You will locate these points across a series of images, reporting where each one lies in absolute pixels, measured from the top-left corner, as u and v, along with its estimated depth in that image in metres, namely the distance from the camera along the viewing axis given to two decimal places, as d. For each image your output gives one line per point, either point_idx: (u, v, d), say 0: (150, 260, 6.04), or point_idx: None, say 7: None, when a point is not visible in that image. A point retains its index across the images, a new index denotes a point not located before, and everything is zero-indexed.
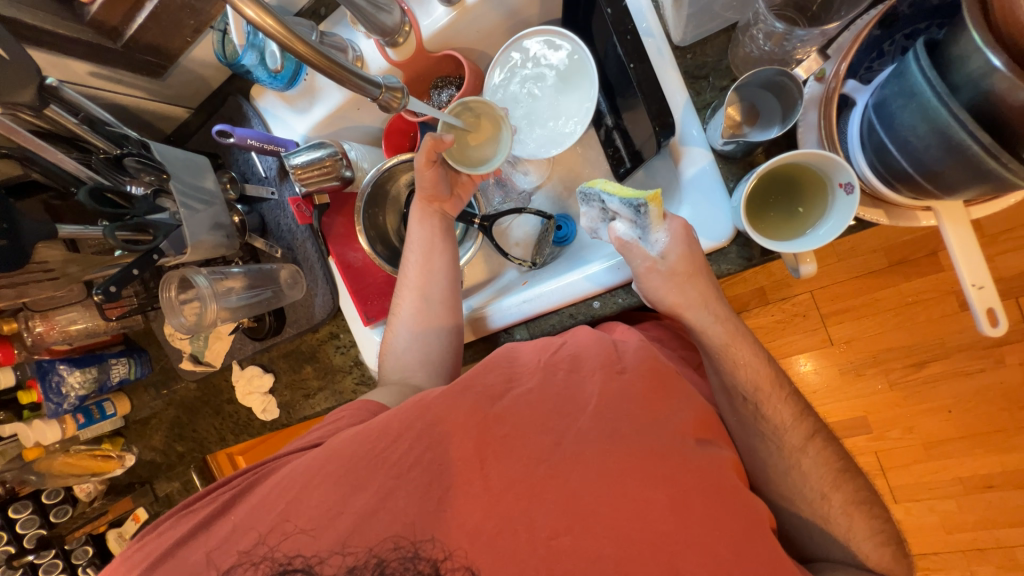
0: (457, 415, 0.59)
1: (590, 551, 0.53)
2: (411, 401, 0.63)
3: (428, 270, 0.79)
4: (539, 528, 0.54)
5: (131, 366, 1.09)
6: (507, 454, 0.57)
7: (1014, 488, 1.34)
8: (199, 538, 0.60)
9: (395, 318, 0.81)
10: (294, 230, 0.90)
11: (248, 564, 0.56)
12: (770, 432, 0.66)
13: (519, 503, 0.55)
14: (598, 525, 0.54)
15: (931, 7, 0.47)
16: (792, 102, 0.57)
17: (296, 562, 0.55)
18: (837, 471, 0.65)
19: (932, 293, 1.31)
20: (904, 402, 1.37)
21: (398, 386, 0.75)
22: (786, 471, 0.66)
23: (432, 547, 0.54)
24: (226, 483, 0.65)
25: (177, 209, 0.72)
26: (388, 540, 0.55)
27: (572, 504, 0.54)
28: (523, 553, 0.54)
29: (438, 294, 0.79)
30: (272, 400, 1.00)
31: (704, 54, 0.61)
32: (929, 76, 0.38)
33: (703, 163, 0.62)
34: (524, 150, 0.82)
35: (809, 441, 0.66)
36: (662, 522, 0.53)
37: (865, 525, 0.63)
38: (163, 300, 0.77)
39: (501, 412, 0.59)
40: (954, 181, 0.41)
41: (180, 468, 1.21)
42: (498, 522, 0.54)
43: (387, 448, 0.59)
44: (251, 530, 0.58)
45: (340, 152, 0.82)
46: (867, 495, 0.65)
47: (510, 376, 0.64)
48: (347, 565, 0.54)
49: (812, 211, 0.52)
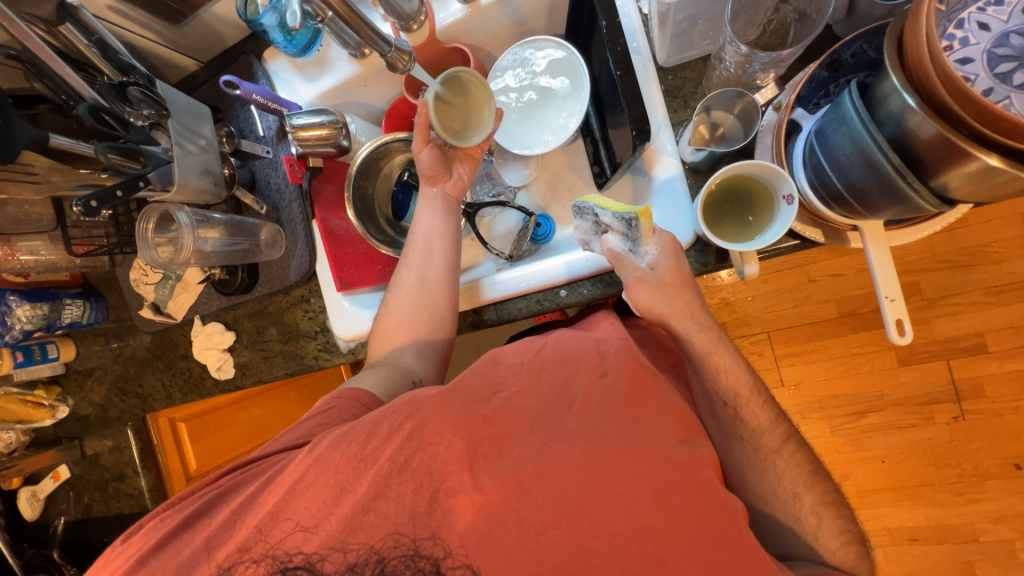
0: (445, 416, 0.59)
1: (578, 544, 0.54)
2: (400, 401, 0.63)
3: (427, 251, 0.81)
4: (528, 523, 0.55)
5: (85, 309, 1.05)
6: (497, 454, 0.57)
7: (935, 543, 1.41)
8: (169, 551, 0.61)
9: (391, 298, 0.81)
10: (282, 190, 0.92)
11: (250, 563, 0.57)
12: (748, 435, 0.71)
13: (509, 501, 0.56)
14: (586, 521, 0.55)
15: (869, 60, 0.55)
16: (752, 120, 0.65)
17: (297, 560, 0.57)
18: (809, 473, 0.71)
19: (874, 347, 1.41)
20: (843, 449, 1.45)
21: (388, 367, 0.77)
22: (763, 470, 0.70)
23: (432, 545, 0.56)
24: (207, 483, 0.67)
25: (171, 146, 0.74)
26: (390, 539, 0.56)
27: (562, 500, 0.55)
28: (512, 548, 0.55)
29: (433, 277, 0.80)
30: (229, 358, 0.99)
31: (684, 76, 0.69)
32: (856, 107, 0.45)
33: (672, 172, 0.69)
34: (516, 145, 0.88)
35: (783, 444, 0.71)
36: (647, 516, 0.55)
37: (832, 521, 0.70)
38: (139, 231, 0.77)
39: (490, 414, 0.60)
40: (874, 199, 0.47)
41: (116, 425, 1.15)
42: (489, 520, 0.55)
43: (377, 445, 0.59)
44: (234, 540, 0.59)
45: (342, 121, 0.85)
46: (834, 497, 0.71)
47: (496, 381, 0.64)
48: (348, 563, 0.56)
49: (760, 220, 0.59)
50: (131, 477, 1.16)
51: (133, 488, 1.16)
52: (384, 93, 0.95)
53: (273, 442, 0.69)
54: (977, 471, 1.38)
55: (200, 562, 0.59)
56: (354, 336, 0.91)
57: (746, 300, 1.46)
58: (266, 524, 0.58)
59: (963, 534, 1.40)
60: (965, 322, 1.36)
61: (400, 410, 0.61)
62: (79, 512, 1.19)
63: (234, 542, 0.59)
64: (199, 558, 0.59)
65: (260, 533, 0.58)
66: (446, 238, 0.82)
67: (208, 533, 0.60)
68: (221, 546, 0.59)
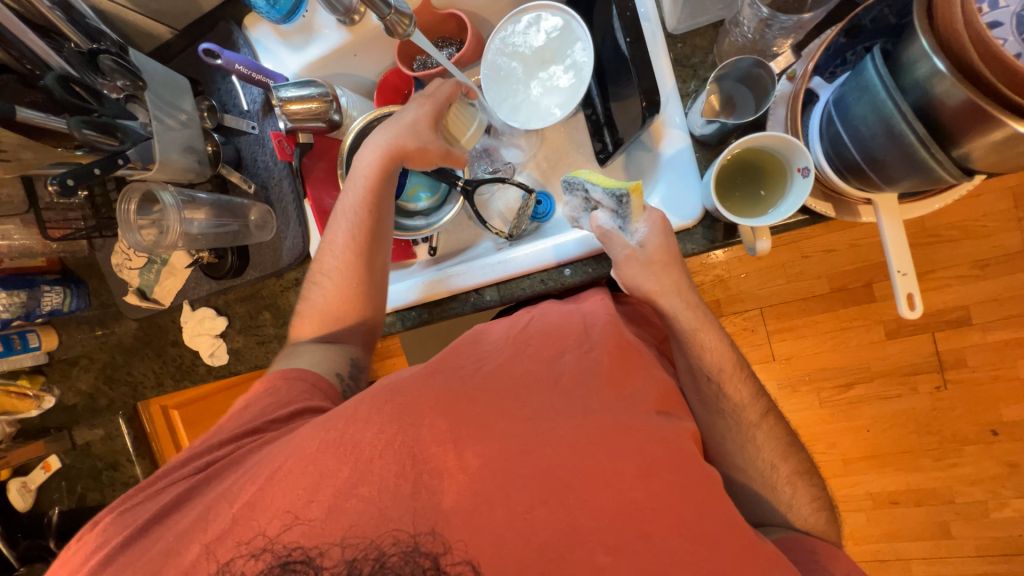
0: (426, 398, 0.56)
1: (565, 522, 0.50)
2: (378, 385, 0.59)
3: (369, 238, 0.76)
4: (515, 503, 0.51)
5: (66, 297, 1.00)
6: (480, 431, 0.54)
7: (914, 505, 1.48)
8: (134, 548, 0.57)
9: (320, 279, 0.78)
10: (271, 168, 0.88)
11: (248, 557, 0.52)
12: (729, 410, 0.69)
13: (495, 478, 0.52)
14: (572, 498, 0.51)
15: (890, 25, 0.53)
16: (764, 91, 0.62)
17: (296, 554, 0.51)
18: (785, 444, 0.70)
19: (864, 320, 1.44)
20: (831, 419, 1.49)
21: (320, 348, 0.76)
22: (743, 444, 0.69)
23: (432, 540, 0.51)
24: (182, 466, 0.61)
25: (149, 121, 0.70)
26: (388, 532, 0.51)
27: (548, 478, 0.51)
28: (499, 528, 0.51)
29: (377, 264, 0.77)
30: (222, 344, 0.96)
31: (694, 44, 0.67)
32: (881, 74, 0.43)
33: (681, 145, 0.67)
34: (516, 119, 0.84)
35: (761, 418, 0.70)
36: (632, 491, 0.51)
37: (805, 491, 0.68)
38: (121, 213, 0.73)
39: (470, 394, 0.56)
40: (893, 172, 0.47)
41: (108, 415, 1.12)
42: (476, 500, 0.51)
43: (355, 429, 0.54)
44: (205, 530, 0.54)
45: (332, 94, 0.81)
46: (809, 465, 0.70)
47: (478, 358, 0.61)
48: (347, 558, 0.50)
49: (773, 194, 0.58)
50: (125, 465, 1.14)
51: (129, 476, 1.14)
52: (377, 63, 0.90)
53: (217, 433, 0.64)
54: (957, 438, 1.44)
55: (192, 540, 0.54)
56: None
57: (739, 277, 1.47)
58: (245, 512, 0.53)
59: (940, 497, 1.46)
60: (952, 295, 1.39)
61: (379, 396, 0.56)
62: (74, 501, 1.17)
63: (214, 529, 0.54)
64: (171, 552, 0.54)
65: (239, 522, 0.53)
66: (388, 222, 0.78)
67: (181, 505, 0.57)
68: (198, 535, 0.54)
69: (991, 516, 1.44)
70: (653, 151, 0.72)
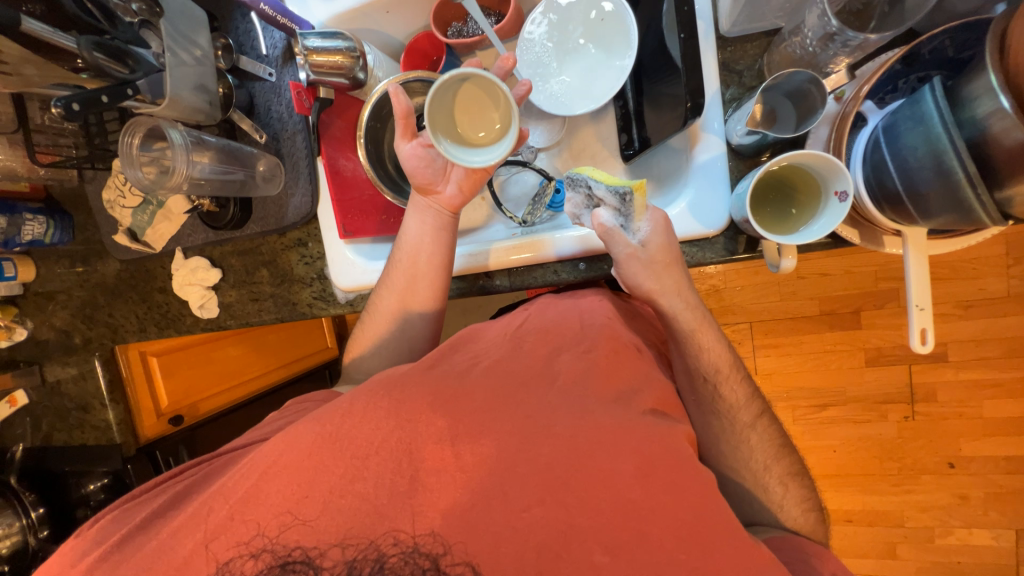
0: (423, 393, 0.54)
1: (562, 521, 0.50)
2: (374, 379, 0.58)
3: (415, 273, 0.76)
4: (513, 501, 0.50)
5: (48, 228, 0.95)
6: (479, 425, 0.53)
7: (866, 525, 1.55)
8: (117, 558, 0.53)
9: (369, 316, 0.79)
10: (285, 120, 0.84)
11: (248, 558, 0.50)
12: (725, 411, 0.70)
13: (493, 476, 0.51)
14: (570, 497, 0.51)
15: (946, 58, 0.54)
16: (810, 110, 0.62)
17: (296, 554, 0.49)
18: (779, 447, 0.71)
19: (847, 345, 1.47)
20: (802, 437, 1.54)
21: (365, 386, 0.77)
22: (737, 445, 0.70)
23: (431, 542, 0.49)
24: (182, 471, 0.62)
25: (163, 52, 0.66)
26: (388, 533, 0.50)
27: (545, 476, 0.51)
28: (495, 525, 0.50)
29: (423, 303, 0.76)
30: (213, 297, 0.93)
31: (743, 51, 0.67)
32: (940, 106, 0.43)
33: (716, 152, 0.66)
34: (546, 102, 0.81)
35: (756, 420, 0.71)
36: (630, 491, 0.51)
37: (797, 492, 0.70)
38: (122, 145, 0.69)
39: (470, 387, 0.56)
40: (933, 207, 0.47)
41: (83, 355, 1.07)
42: (473, 497, 0.50)
43: (352, 424, 0.53)
44: (193, 533, 0.51)
45: (360, 49, 0.77)
46: (799, 467, 0.72)
47: (477, 352, 0.62)
48: (348, 560, 0.49)
49: (804, 213, 0.58)
50: (97, 408, 1.09)
51: (99, 420, 1.09)
52: (407, 25, 0.85)
53: (246, 434, 0.65)
54: (915, 466, 1.50)
55: (186, 536, 0.51)
56: (355, 287, 0.85)
57: (734, 289, 1.49)
58: (238, 507, 0.51)
59: (891, 519, 1.53)
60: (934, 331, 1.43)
61: (376, 390, 0.55)
62: (38, 439, 1.14)
63: (201, 518, 0.51)
64: (155, 547, 0.52)
65: (229, 522, 0.50)
66: (435, 262, 0.76)
67: None
68: (191, 534, 0.51)
69: (935, 542, 1.52)
70: (686, 155, 0.71)
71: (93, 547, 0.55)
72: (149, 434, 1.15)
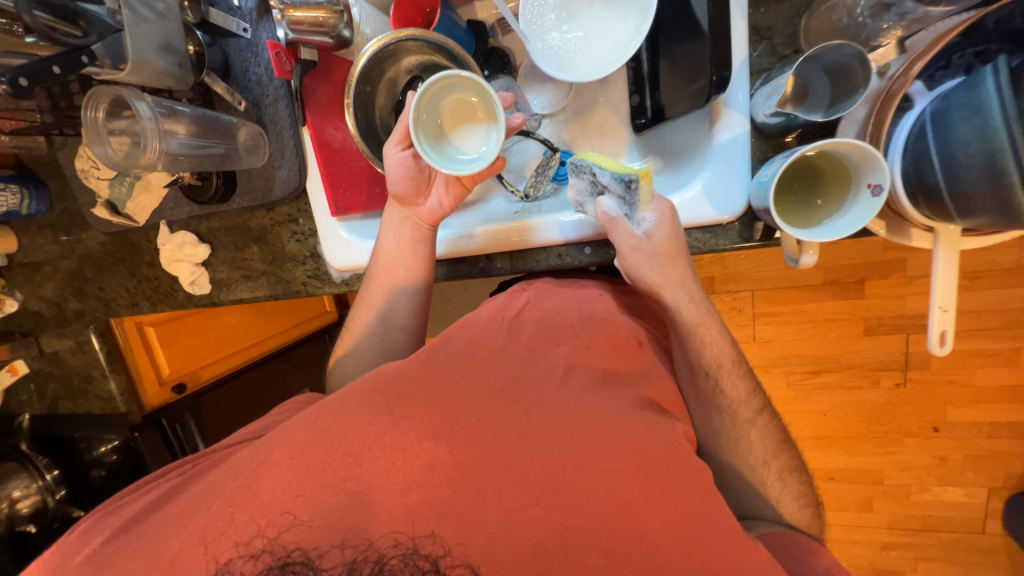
0: (420, 390, 0.55)
1: (558, 521, 0.49)
2: (368, 377, 0.59)
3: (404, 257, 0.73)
4: (508, 500, 0.50)
5: (23, 198, 0.90)
6: (475, 424, 0.52)
7: (847, 482, 1.63)
8: (116, 547, 0.53)
9: (362, 298, 0.77)
10: (265, 83, 0.76)
11: (248, 557, 0.48)
12: (725, 406, 0.69)
13: (488, 474, 0.50)
14: (566, 496, 0.50)
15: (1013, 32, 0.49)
16: (851, 88, 0.56)
17: (295, 554, 0.48)
18: (778, 441, 0.71)
19: (847, 316, 1.47)
20: (793, 401, 1.58)
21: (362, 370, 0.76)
22: (737, 440, 0.70)
23: (432, 543, 0.49)
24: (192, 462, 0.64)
25: (119, 8, 0.59)
26: (388, 535, 0.49)
27: (541, 475, 0.50)
28: (490, 525, 0.49)
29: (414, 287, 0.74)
30: (203, 273, 0.90)
31: (777, 13, 0.59)
32: (1004, 94, 0.39)
33: (737, 131, 0.61)
34: (551, 65, 0.72)
35: (757, 415, 0.70)
36: (626, 490, 0.50)
37: (794, 488, 0.71)
38: (87, 120, 0.63)
39: (466, 381, 0.56)
40: (976, 209, 0.43)
41: (78, 327, 1.05)
42: (467, 496, 0.50)
43: (347, 423, 0.53)
44: (186, 527, 0.51)
45: (342, 3, 0.70)
46: (798, 463, 0.73)
47: (473, 344, 0.60)
48: (347, 561, 0.47)
49: (828, 204, 0.54)
50: (99, 379, 1.08)
51: (103, 391, 1.09)
52: None
53: (247, 429, 0.66)
54: (901, 430, 1.55)
55: (179, 529, 0.51)
56: (349, 267, 0.82)
57: (738, 257, 1.47)
58: (231, 505, 0.50)
59: (871, 478, 1.61)
60: None
61: (374, 389, 0.55)
62: (45, 406, 1.14)
63: (196, 516, 0.51)
64: (151, 538, 0.51)
65: (221, 519, 0.50)
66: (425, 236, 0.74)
67: None
68: (184, 528, 0.51)
69: (910, 499, 1.60)
70: (705, 134, 0.66)
71: (89, 537, 0.55)
72: (153, 403, 1.15)
